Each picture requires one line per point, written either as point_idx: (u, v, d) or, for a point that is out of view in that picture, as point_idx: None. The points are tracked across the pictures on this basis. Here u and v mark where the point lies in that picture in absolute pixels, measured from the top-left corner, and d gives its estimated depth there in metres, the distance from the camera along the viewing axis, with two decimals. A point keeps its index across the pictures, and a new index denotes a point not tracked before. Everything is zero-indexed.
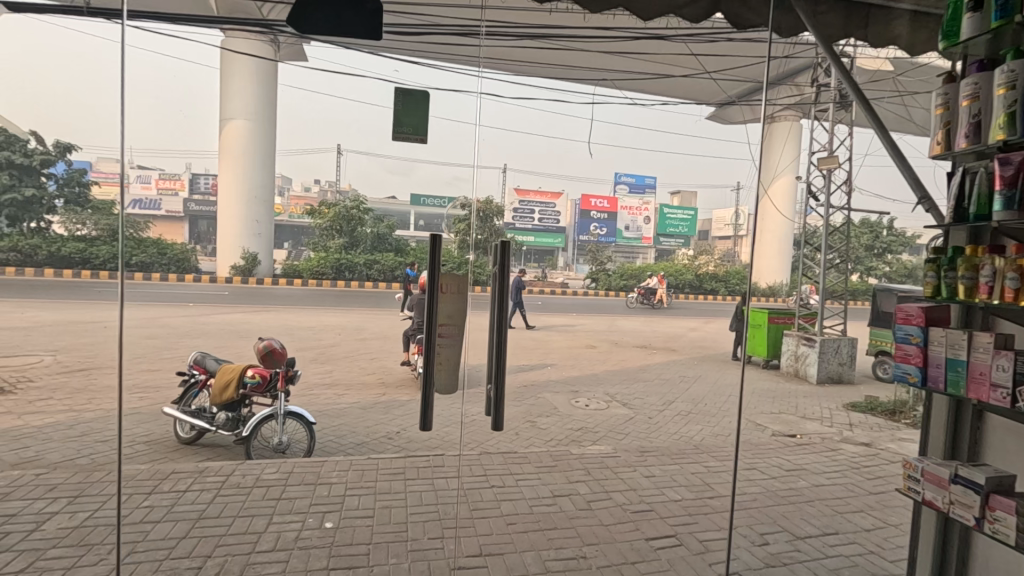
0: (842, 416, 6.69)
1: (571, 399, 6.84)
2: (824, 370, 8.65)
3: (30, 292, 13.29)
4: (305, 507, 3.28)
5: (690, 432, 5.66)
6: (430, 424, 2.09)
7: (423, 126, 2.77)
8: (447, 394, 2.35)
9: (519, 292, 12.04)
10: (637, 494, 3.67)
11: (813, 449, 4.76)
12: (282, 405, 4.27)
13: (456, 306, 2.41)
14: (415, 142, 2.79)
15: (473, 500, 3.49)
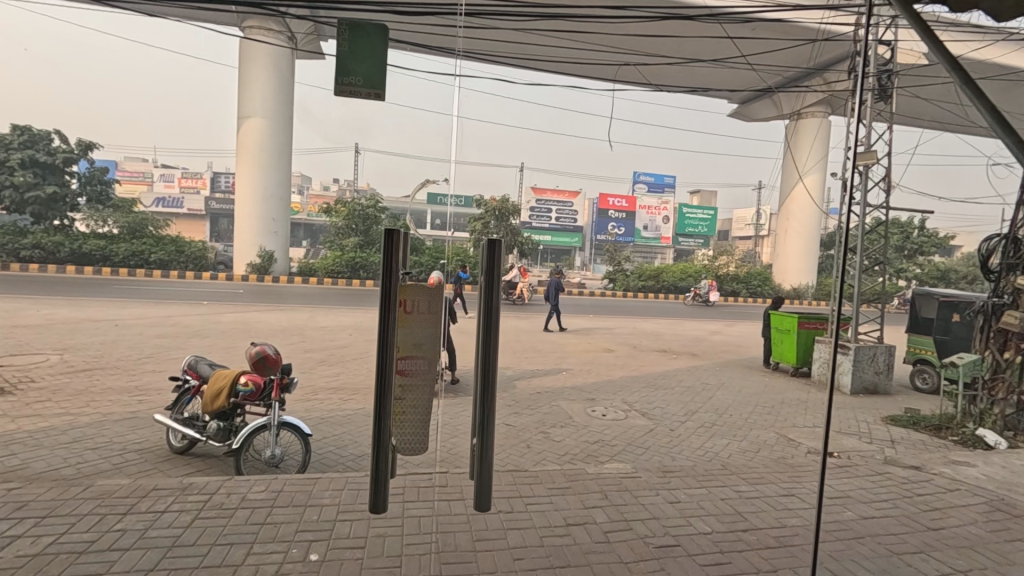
0: (882, 431, 6.18)
1: (587, 407, 6.45)
2: (859, 380, 8.06)
3: None
4: (290, 534, 2.96)
5: (716, 449, 5.23)
6: (382, 504, 1.68)
7: (369, 75, 3.22)
8: (414, 455, 1.91)
9: (560, 294, 11.72)
10: (661, 525, 3.27)
11: (857, 472, 4.31)
12: (275, 414, 3.96)
13: (432, 334, 1.93)
14: (364, 91, 3.19)
15: (477, 528, 3.14)
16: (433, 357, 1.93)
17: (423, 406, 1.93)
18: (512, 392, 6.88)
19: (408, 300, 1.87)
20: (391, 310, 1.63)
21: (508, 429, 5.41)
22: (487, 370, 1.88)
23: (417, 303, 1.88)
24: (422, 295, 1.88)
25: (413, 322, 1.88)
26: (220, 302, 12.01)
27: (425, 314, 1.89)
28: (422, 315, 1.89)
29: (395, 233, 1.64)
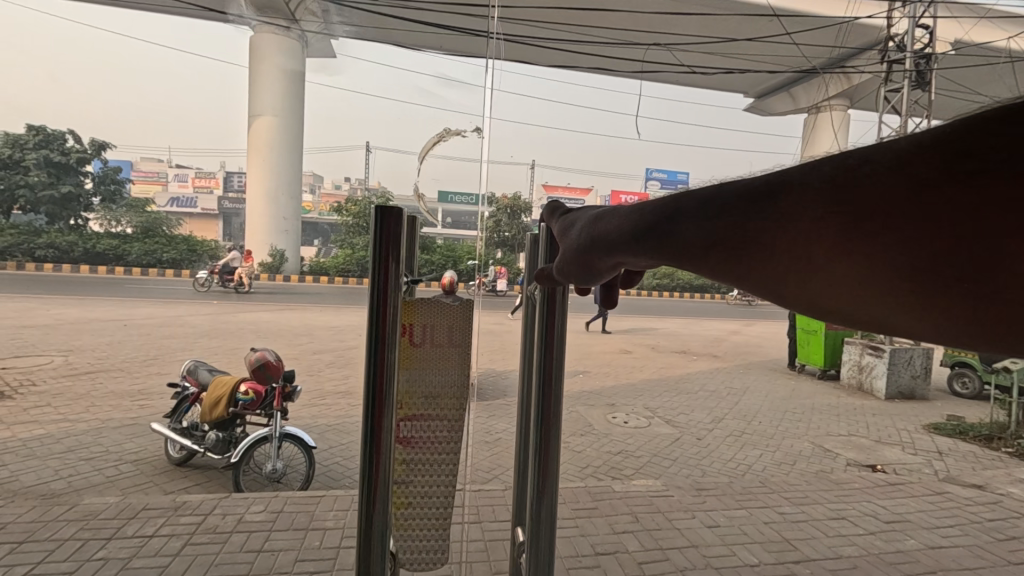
0: (925, 441, 5.77)
1: (607, 414, 6.07)
2: (895, 385, 7.60)
3: None
4: (289, 565, 2.65)
5: (749, 460, 4.84)
6: None
7: None
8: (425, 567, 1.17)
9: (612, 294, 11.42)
10: (700, 555, 2.93)
11: (910, 492, 3.97)
12: (276, 426, 3.63)
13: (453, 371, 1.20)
14: None
15: (496, 558, 2.83)
16: (458, 417, 1.15)
17: (438, 504, 1.16)
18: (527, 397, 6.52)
19: (417, 320, 1.13)
20: (388, 335, 1.03)
21: None
22: (543, 422, 1.26)
23: (431, 329, 1.12)
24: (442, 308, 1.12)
25: (421, 354, 1.12)
26: (231, 301, 11.81)
27: (443, 349, 1.13)
28: (437, 347, 1.13)
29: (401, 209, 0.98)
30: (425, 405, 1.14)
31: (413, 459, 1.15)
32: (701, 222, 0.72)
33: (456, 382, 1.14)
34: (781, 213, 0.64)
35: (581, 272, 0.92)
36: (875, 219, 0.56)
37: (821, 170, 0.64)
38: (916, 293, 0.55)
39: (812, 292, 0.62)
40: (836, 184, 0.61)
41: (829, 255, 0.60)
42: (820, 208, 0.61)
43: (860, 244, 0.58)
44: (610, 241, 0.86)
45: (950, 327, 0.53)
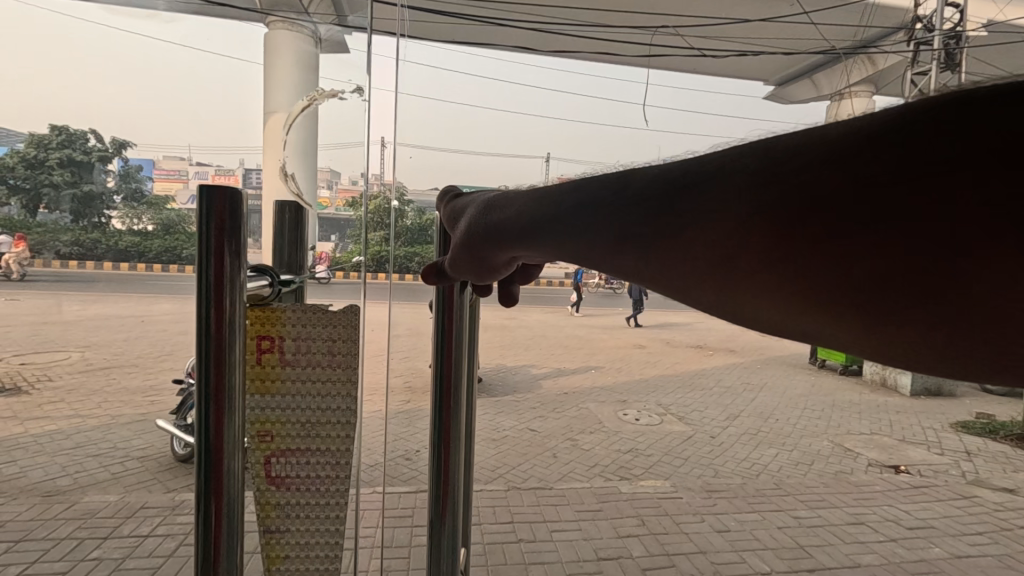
0: (953, 440, 5.52)
1: (619, 411, 5.93)
2: (920, 381, 7.32)
3: None
4: None
5: (765, 460, 4.67)
6: None
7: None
8: None
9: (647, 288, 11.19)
10: (708, 562, 2.79)
11: (935, 495, 3.79)
12: None
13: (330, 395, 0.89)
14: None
15: (494, 562, 2.73)
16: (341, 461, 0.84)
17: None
18: (537, 393, 6.40)
19: (287, 331, 0.82)
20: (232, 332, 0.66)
21: (533, 434, 4.99)
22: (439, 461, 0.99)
23: (298, 341, 0.82)
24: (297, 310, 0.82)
25: (286, 373, 0.82)
26: None
27: (320, 367, 0.82)
28: (310, 364, 0.82)
29: (238, 186, 0.62)
30: (298, 439, 0.83)
31: (287, 515, 0.83)
32: (623, 219, 0.61)
33: (341, 410, 0.84)
34: (710, 207, 0.53)
35: (472, 268, 0.85)
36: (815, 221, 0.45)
37: (752, 156, 0.53)
38: (861, 309, 0.44)
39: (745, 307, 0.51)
40: (770, 174, 0.50)
41: (757, 264, 0.49)
42: (755, 205, 0.49)
43: (793, 249, 0.47)
44: (526, 238, 0.76)
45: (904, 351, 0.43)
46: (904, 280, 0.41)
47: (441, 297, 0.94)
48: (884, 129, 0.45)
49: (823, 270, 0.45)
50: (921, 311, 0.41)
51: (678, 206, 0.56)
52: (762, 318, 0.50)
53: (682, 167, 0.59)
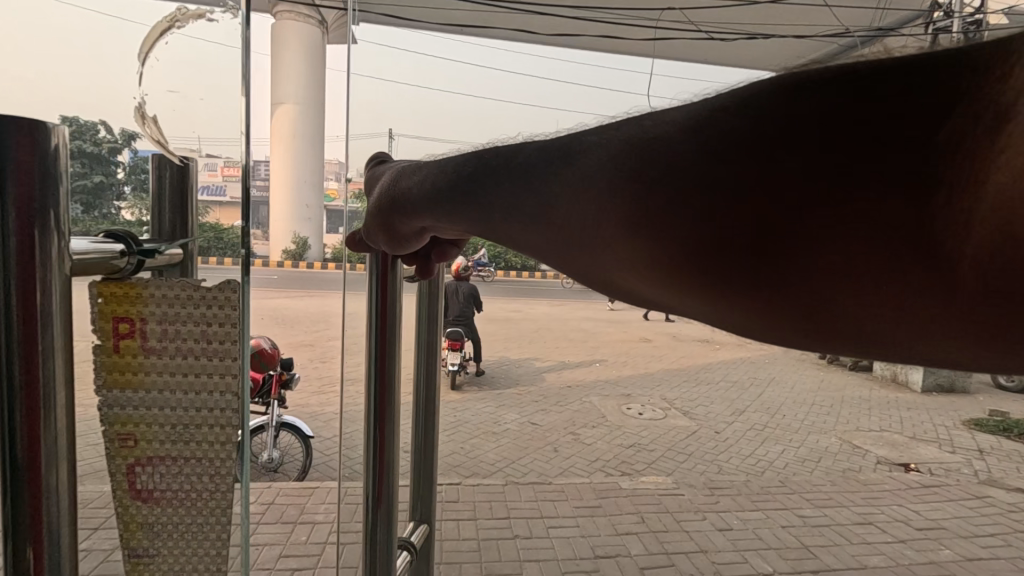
0: (965, 438, 5.38)
1: (623, 405, 5.84)
2: (932, 377, 7.15)
3: None
4: (272, 561, 2.57)
5: (771, 457, 4.57)
6: None
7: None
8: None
9: None
10: (709, 562, 2.71)
11: (946, 494, 3.68)
12: (272, 414, 3.55)
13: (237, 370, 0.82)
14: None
15: (488, 559, 2.67)
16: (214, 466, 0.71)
17: None
18: (540, 386, 6.32)
19: (150, 311, 0.69)
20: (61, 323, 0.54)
21: (534, 428, 4.92)
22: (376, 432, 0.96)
23: (173, 326, 0.68)
24: (178, 288, 0.68)
25: (152, 362, 0.69)
26: None
27: (189, 355, 0.69)
28: (187, 353, 0.69)
29: (45, 125, 0.50)
30: (164, 446, 0.70)
31: (157, 537, 0.72)
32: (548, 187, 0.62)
33: (223, 411, 0.70)
34: (628, 170, 0.55)
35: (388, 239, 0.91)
36: (725, 183, 0.48)
37: (666, 118, 0.55)
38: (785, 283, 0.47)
39: (652, 273, 0.54)
40: (684, 132, 0.52)
41: (663, 228, 0.52)
42: (672, 165, 0.52)
43: (701, 211, 0.49)
44: (447, 208, 0.77)
45: (794, 311, 0.47)
46: (795, 242, 0.45)
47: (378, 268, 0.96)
48: (786, 96, 0.47)
49: (728, 226, 0.48)
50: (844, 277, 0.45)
51: (596, 167, 0.58)
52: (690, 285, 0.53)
53: (602, 133, 0.61)
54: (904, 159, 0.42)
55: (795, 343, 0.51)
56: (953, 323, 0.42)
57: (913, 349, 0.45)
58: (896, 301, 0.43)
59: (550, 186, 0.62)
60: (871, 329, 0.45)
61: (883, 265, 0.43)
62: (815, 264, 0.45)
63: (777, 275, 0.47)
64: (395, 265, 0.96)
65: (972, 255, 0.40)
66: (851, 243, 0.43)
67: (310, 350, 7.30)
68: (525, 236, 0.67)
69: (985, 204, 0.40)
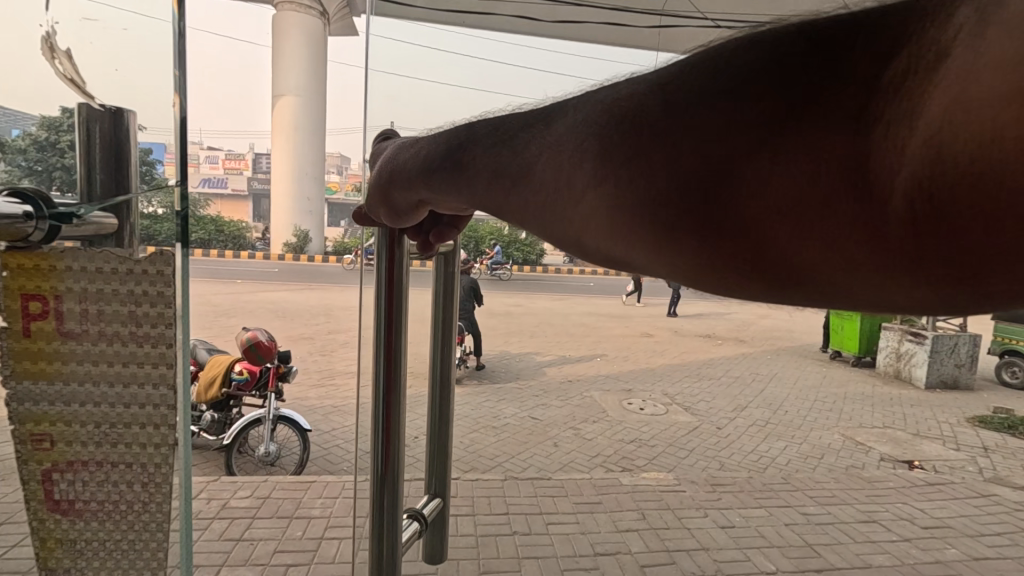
0: (970, 436, 5.32)
1: (624, 400, 5.78)
2: (936, 374, 7.08)
3: None
4: (266, 556, 2.53)
5: (773, 453, 4.52)
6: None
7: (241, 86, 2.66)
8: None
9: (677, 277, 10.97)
10: (710, 560, 2.67)
11: (951, 492, 3.63)
12: (270, 407, 3.50)
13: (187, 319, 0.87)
14: None
15: (486, 556, 2.62)
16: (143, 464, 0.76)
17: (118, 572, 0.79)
18: (541, 381, 6.27)
19: (65, 292, 0.74)
20: None
21: (534, 423, 4.86)
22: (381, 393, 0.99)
23: (102, 308, 0.74)
24: (110, 264, 0.73)
25: (88, 348, 0.74)
26: (253, 280, 11.71)
27: (108, 346, 0.74)
28: (121, 341, 0.74)
29: None
30: (85, 450, 0.75)
31: (77, 552, 0.78)
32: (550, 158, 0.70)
33: (156, 409, 0.75)
34: (619, 128, 0.64)
35: (390, 216, 0.93)
36: (699, 131, 0.58)
37: (653, 81, 0.67)
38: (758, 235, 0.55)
39: (625, 209, 0.62)
40: (672, 102, 0.62)
41: (641, 165, 0.61)
42: (653, 113, 0.62)
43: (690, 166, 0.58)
44: (443, 177, 0.81)
45: (767, 250, 0.55)
46: (762, 179, 0.54)
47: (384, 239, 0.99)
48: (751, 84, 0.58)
49: (712, 173, 0.56)
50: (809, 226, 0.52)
51: (587, 119, 0.68)
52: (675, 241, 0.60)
53: (597, 96, 0.72)
54: (843, 106, 0.52)
55: (746, 282, 0.58)
56: (885, 253, 0.50)
57: (849, 285, 0.52)
58: (835, 228, 0.51)
59: (543, 138, 0.72)
60: (812, 260, 0.53)
61: (823, 193, 0.52)
62: (767, 192, 0.54)
63: (732, 203, 0.56)
64: (400, 241, 0.99)
65: (900, 188, 0.49)
66: (793, 174, 0.53)
67: (309, 342, 7.24)
68: (510, 189, 0.74)
69: (913, 140, 0.48)
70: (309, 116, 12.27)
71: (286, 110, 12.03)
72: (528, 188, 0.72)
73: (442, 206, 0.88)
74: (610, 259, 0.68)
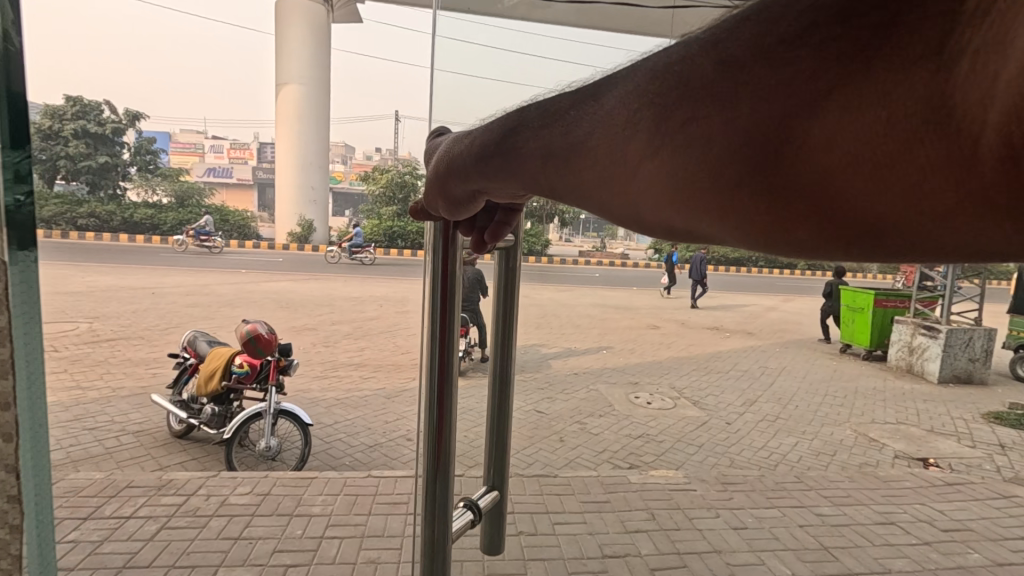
0: (986, 433, 5.18)
1: (631, 394, 5.67)
2: (949, 367, 6.90)
3: (79, 249, 12.79)
4: (265, 556, 2.46)
5: (784, 449, 4.42)
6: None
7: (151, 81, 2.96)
8: None
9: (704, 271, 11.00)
10: (723, 563, 2.58)
11: (970, 492, 3.52)
12: (270, 401, 3.43)
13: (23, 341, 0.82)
14: None
15: (490, 558, 2.54)
16: None
17: None
18: (546, 374, 6.18)
19: None
20: None
21: (539, 417, 4.77)
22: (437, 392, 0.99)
23: None
24: None
25: None
26: (258, 271, 11.61)
27: None
28: None
29: None
30: None
31: None
32: (589, 130, 0.61)
33: None
34: (663, 87, 0.55)
35: (447, 206, 0.87)
36: (751, 82, 0.49)
37: (699, 39, 0.57)
38: (834, 200, 0.46)
39: (682, 183, 0.53)
40: (717, 49, 0.53)
41: (693, 131, 0.52)
42: (702, 76, 0.53)
43: (746, 128, 0.49)
44: (484, 165, 0.74)
45: (848, 218, 0.46)
46: (833, 139, 0.45)
47: (440, 232, 0.97)
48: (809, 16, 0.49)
49: (770, 132, 0.48)
50: (894, 184, 0.43)
51: (630, 89, 0.58)
52: (744, 214, 0.50)
53: (642, 62, 0.61)
54: (918, 37, 0.43)
55: (826, 249, 0.48)
56: (980, 195, 0.41)
57: (938, 235, 0.43)
58: (914, 179, 0.42)
59: (588, 115, 0.61)
60: (897, 215, 0.44)
61: (903, 140, 0.42)
62: (838, 147, 0.45)
63: (799, 163, 0.47)
64: (455, 237, 0.96)
65: (992, 125, 0.39)
66: (864, 124, 0.44)
67: (312, 333, 7.17)
68: (553, 172, 0.64)
69: (1008, 66, 0.38)
70: (311, 106, 12.40)
71: (290, 98, 12.25)
72: (572, 168, 0.62)
73: (499, 194, 0.80)
74: (674, 233, 0.58)
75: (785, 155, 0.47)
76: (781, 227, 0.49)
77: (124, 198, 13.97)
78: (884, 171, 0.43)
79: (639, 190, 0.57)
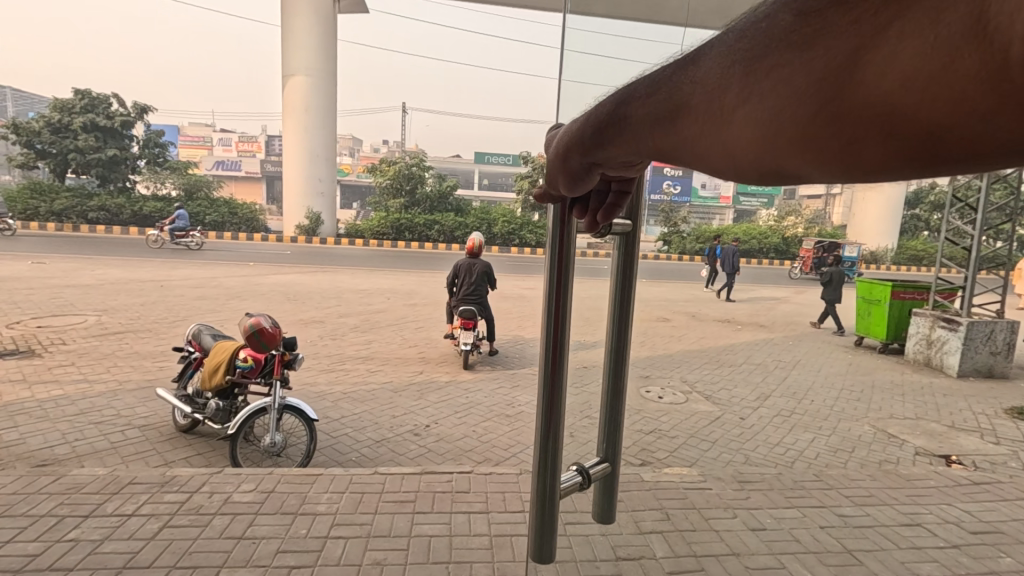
0: (1009, 428, 5.01)
1: (642, 388, 5.56)
2: (970, 361, 6.70)
3: (85, 241, 12.79)
4: (267, 557, 2.39)
5: (801, 446, 4.29)
6: None
7: None
8: None
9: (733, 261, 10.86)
10: (741, 566, 2.47)
11: (998, 492, 3.37)
12: (275, 397, 3.35)
13: None
14: None
15: (500, 559, 2.45)
16: None
17: None
18: None
19: None
20: None
21: None
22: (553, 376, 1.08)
23: None
24: None
25: None
26: (264, 263, 11.55)
27: None
28: None
29: None
30: None
31: None
32: (675, 91, 0.60)
33: None
34: (747, 38, 0.53)
35: (567, 182, 0.87)
36: (815, 26, 0.46)
37: None
38: (897, 124, 0.42)
39: (767, 129, 0.50)
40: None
41: (761, 78, 0.50)
42: (783, 26, 0.49)
43: (814, 66, 0.46)
44: (592, 138, 0.75)
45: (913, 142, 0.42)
46: (885, 67, 0.42)
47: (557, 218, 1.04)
48: None
49: (834, 66, 0.45)
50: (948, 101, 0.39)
51: (722, 47, 0.56)
52: (822, 151, 0.48)
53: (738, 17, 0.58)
54: None
55: (900, 167, 0.45)
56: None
57: (996, 137, 0.39)
58: (962, 92, 0.38)
59: (686, 76, 0.59)
60: (957, 120, 0.39)
61: (952, 58, 0.38)
62: (893, 70, 0.41)
63: (862, 92, 0.44)
64: (570, 220, 1.02)
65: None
66: (921, 45, 0.40)
67: (318, 326, 7.09)
68: (653, 135, 0.64)
69: None
70: (318, 98, 12.36)
71: (297, 88, 12.25)
72: (661, 130, 0.62)
73: (616, 164, 0.78)
74: (769, 177, 0.55)
75: (841, 85, 0.44)
76: (853, 159, 0.46)
77: (133, 190, 15.05)
78: (937, 88, 0.39)
79: (716, 141, 0.56)
